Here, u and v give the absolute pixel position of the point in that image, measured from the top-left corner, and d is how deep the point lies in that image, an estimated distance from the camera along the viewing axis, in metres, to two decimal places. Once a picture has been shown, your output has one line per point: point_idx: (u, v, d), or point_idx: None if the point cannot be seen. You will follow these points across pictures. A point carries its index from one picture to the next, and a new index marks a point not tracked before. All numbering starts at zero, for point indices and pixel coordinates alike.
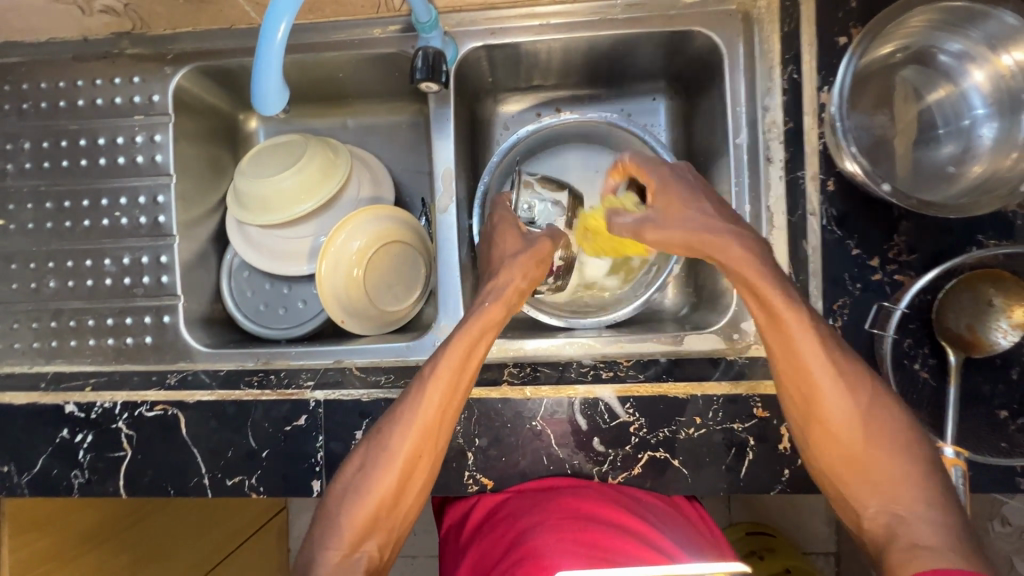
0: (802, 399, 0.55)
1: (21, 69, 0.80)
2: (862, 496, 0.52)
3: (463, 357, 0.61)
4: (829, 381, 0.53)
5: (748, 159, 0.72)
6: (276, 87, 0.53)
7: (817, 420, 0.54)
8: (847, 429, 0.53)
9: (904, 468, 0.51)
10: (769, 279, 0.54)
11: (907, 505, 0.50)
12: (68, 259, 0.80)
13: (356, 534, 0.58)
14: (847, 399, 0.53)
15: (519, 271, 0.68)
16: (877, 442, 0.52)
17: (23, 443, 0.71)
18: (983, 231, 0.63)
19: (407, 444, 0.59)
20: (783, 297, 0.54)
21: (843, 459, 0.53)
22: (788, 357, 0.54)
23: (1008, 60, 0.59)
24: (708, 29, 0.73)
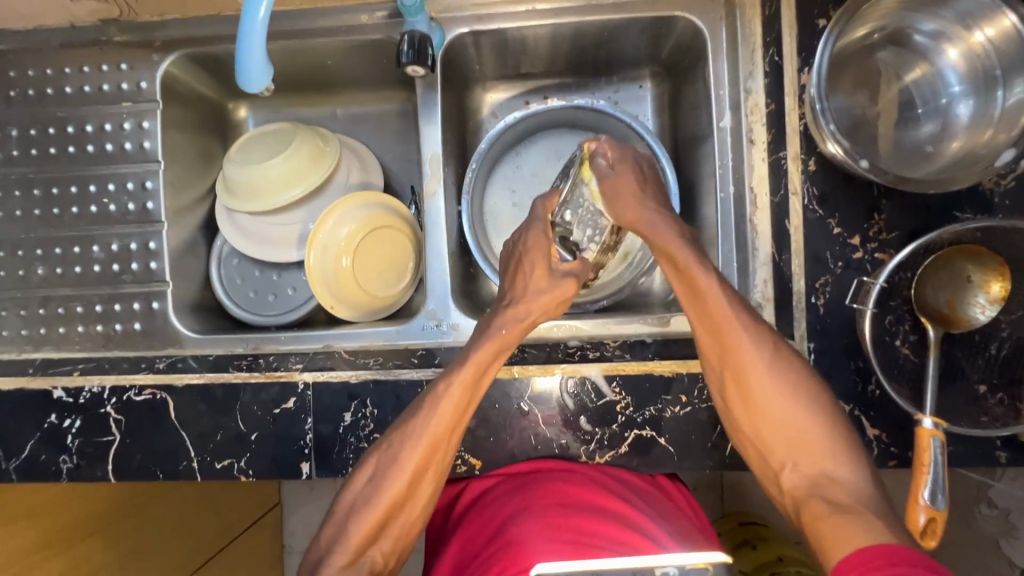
0: (726, 368, 0.59)
1: (8, 57, 0.80)
2: (783, 456, 0.57)
3: (475, 375, 0.62)
4: (750, 350, 0.58)
5: (731, 141, 0.75)
6: (261, 65, 0.54)
7: (742, 390, 0.58)
8: (769, 394, 0.57)
9: (822, 432, 0.56)
10: (691, 254, 0.60)
11: (824, 465, 0.55)
12: (56, 246, 0.81)
13: (362, 540, 0.58)
14: (763, 363, 0.57)
15: (539, 305, 0.66)
16: (788, 398, 0.57)
17: (11, 428, 0.71)
18: (961, 207, 0.64)
19: (419, 455, 0.60)
20: (699, 263, 0.59)
21: (776, 433, 0.57)
22: (706, 323, 0.59)
23: (981, 37, 0.61)
24: (691, 15, 0.74)
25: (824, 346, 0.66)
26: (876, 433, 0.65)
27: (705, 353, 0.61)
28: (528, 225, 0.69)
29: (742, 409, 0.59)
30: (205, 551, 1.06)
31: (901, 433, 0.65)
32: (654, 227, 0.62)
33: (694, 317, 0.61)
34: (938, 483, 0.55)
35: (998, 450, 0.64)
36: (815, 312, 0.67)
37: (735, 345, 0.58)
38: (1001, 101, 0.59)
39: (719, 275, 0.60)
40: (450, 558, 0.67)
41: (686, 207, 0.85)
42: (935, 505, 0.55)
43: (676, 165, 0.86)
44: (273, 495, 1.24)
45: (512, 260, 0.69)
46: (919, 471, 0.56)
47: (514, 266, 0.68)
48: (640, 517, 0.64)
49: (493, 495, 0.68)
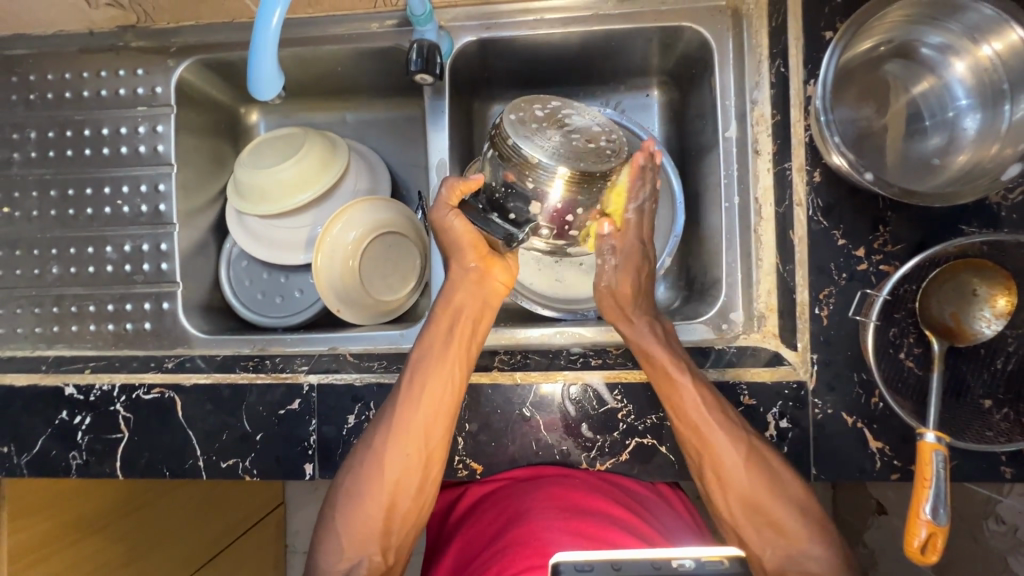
0: (704, 462, 0.62)
1: (28, 61, 0.82)
2: (760, 543, 0.60)
3: (438, 354, 0.65)
4: (723, 442, 0.61)
5: (736, 151, 0.75)
6: (273, 73, 0.55)
7: (719, 482, 0.61)
8: (740, 489, 0.60)
9: (795, 518, 0.59)
10: (665, 351, 0.65)
11: (801, 547, 0.58)
12: (71, 245, 0.82)
13: (355, 537, 0.62)
14: (741, 468, 0.60)
15: (453, 247, 0.68)
16: (765, 492, 0.60)
17: (22, 424, 0.73)
18: (967, 220, 0.64)
19: (392, 442, 0.63)
20: (676, 363, 0.64)
21: (751, 516, 0.60)
22: (687, 426, 0.62)
23: (988, 51, 0.61)
24: (698, 25, 0.75)
25: (827, 358, 0.66)
26: (879, 446, 0.65)
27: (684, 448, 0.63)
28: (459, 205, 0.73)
29: (721, 499, 0.61)
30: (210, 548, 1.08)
31: (905, 447, 0.65)
32: (638, 334, 0.67)
33: (675, 418, 0.63)
34: (940, 497, 0.55)
35: (1003, 465, 0.64)
36: (818, 323, 0.66)
37: (709, 438, 0.61)
38: (1008, 115, 0.59)
39: (694, 372, 0.64)
40: (450, 560, 0.68)
41: (691, 216, 0.85)
42: (935, 519, 0.54)
43: (682, 174, 0.87)
44: (278, 494, 1.25)
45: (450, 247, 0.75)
46: (922, 485, 0.56)
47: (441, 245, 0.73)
48: (638, 522, 0.64)
49: (492, 499, 0.69)
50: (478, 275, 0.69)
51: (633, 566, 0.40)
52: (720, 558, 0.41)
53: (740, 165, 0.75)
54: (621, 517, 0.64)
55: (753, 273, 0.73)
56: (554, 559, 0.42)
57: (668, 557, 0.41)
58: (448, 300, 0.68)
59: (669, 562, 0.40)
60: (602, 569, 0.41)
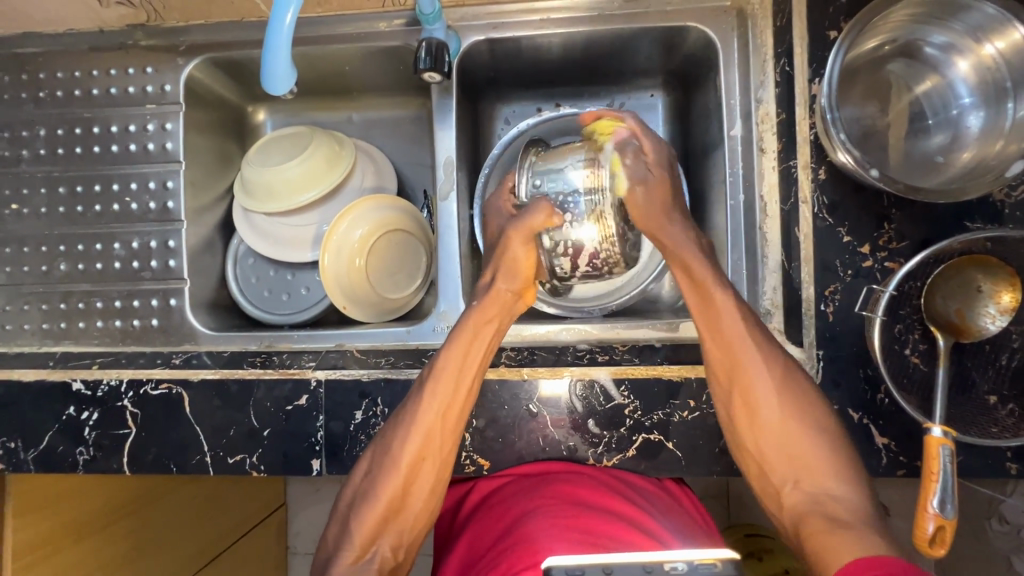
0: (732, 385, 0.61)
1: (38, 59, 0.83)
2: (783, 476, 0.59)
3: (462, 356, 0.65)
4: (756, 368, 0.60)
5: (741, 149, 0.76)
6: (285, 69, 0.56)
7: (748, 408, 0.60)
8: (769, 408, 0.59)
9: (825, 453, 0.58)
10: (707, 269, 0.64)
11: (825, 483, 0.57)
12: (79, 242, 0.83)
13: (367, 536, 0.61)
14: (770, 385, 0.60)
15: (502, 268, 0.69)
16: (800, 425, 0.59)
17: (29, 419, 0.73)
18: (971, 217, 0.64)
19: (412, 444, 0.62)
20: (716, 279, 0.63)
21: (779, 452, 0.59)
22: (718, 344, 0.61)
23: (991, 50, 0.61)
24: (704, 25, 0.76)
25: (832, 354, 0.66)
26: (885, 442, 0.65)
27: (711, 371, 0.63)
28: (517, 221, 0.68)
29: (748, 429, 0.61)
30: (212, 549, 1.08)
31: (910, 442, 0.65)
32: (673, 237, 0.66)
33: (705, 336, 0.63)
34: (947, 491, 0.55)
35: (1008, 462, 0.64)
36: (824, 320, 0.67)
37: (742, 364, 0.60)
38: (1011, 113, 0.60)
39: (744, 310, 0.62)
40: (458, 556, 0.67)
41: (696, 214, 0.85)
42: (943, 513, 0.54)
43: (686, 173, 0.87)
44: (279, 494, 1.25)
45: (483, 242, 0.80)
46: (929, 479, 0.56)
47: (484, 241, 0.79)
48: (649, 520, 0.64)
49: (501, 496, 0.69)
50: (513, 296, 0.69)
51: (624, 569, 0.41)
52: (713, 561, 0.41)
53: (745, 163, 0.75)
54: (633, 515, 0.64)
55: (758, 271, 0.74)
56: (546, 565, 0.42)
57: (661, 560, 0.41)
58: (479, 305, 0.68)
59: (661, 564, 0.41)
60: (594, 572, 0.41)
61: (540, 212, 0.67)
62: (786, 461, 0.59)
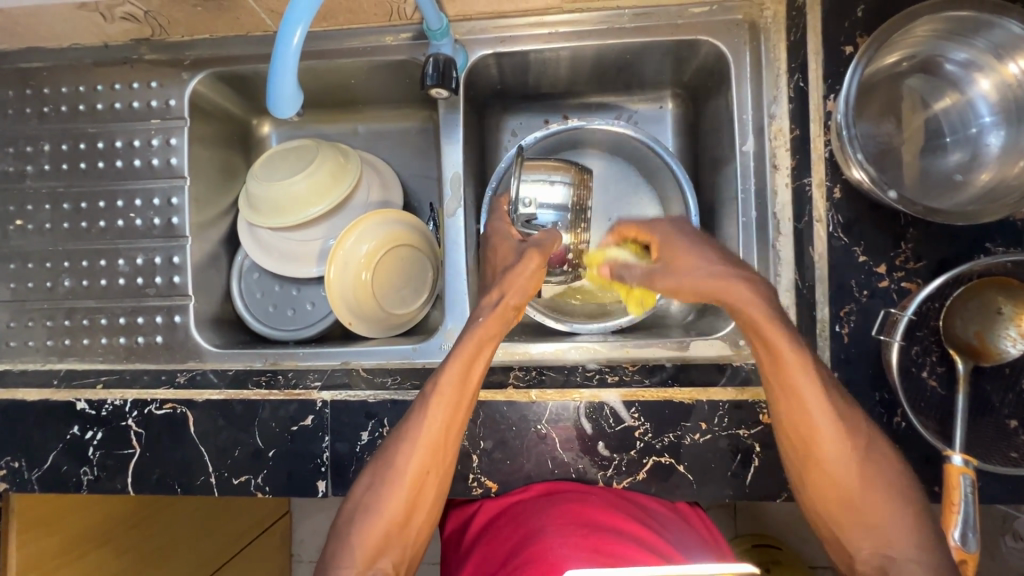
0: (805, 451, 0.54)
1: (42, 74, 0.82)
2: (856, 540, 0.52)
3: (464, 373, 0.62)
4: (830, 435, 0.53)
5: (754, 165, 0.74)
6: (291, 90, 0.55)
7: (818, 470, 0.53)
8: (843, 473, 0.52)
9: (903, 515, 0.51)
10: (772, 322, 0.54)
11: (905, 550, 0.49)
12: (83, 258, 0.82)
13: (370, 552, 0.57)
14: (845, 451, 0.53)
15: (511, 286, 0.66)
16: (869, 489, 0.52)
17: (33, 438, 0.72)
18: (991, 239, 0.63)
19: (415, 459, 0.60)
20: (789, 343, 0.53)
21: (839, 500, 0.53)
22: (789, 404, 0.54)
23: (1014, 69, 0.60)
24: (715, 39, 0.74)
25: (847, 376, 0.65)
26: (902, 466, 0.64)
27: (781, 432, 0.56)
28: (489, 224, 0.73)
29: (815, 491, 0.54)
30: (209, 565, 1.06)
31: (928, 467, 0.63)
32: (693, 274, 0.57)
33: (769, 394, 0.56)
34: (969, 522, 0.53)
35: None
36: (839, 341, 0.65)
37: (815, 437, 0.53)
38: None
39: (820, 376, 0.54)
40: None
41: (706, 228, 0.84)
42: (965, 546, 0.53)
43: (696, 186, 0.86)
44: (282, 504, 1.25)
45: (484, 263, 0.72)
46: (949, 509, 0.54)
47: (486, 259, 0.71)
48: (652, 537, 0.63)
49: (504, 519, 0.68)
50: (518, 309, 0.67)
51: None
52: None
53: (758, 180, 0.74)
54: (637, 534, 0.63)
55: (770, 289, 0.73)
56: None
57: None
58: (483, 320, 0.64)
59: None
60: None
61: (553, 238, 0.71)
62: (870, 538, 0.51)
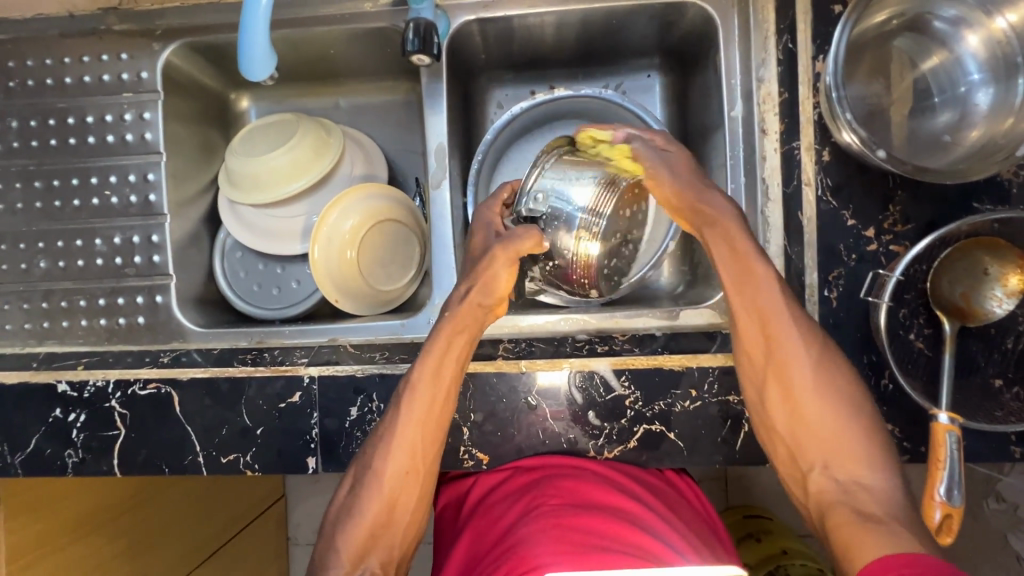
0: (766, 364, 0.59)
1: (6, 47, 0.79)
2: (812, 460, 0.56)
3: (433, 369, 0.62)
4: (795, 351, 0.57)
5: (743, 131, 0.72)
6: (264, 51, 0.54)
7: (783, 390, 0.58)
8: (804, 392, 0.57)
9: (861, 439, 0.55)
10: (746, 245, 0.60)
11: (857, 472, 0.54)
12: (58, 239, 0.80)
13: (353, 553, 0.59)
14: (807, 367, 0.57)
15: (479, 281, 0.64)
16: (837, 416, 0.56)
17: (15, 422, 0.71)
18: (979, 198, 0.63)
19: (391, 464, 0.61)
20: (754, 254, 0.59)
21: (801, 424, 0.57)
22: (750, 315, 0.59)
23: (1003, 23, 0.60)
24: (703, 1, 0.73)
25: (836, 340, 0.65)
26: (889, 428, 0.64)
27: (744, 350, 0.60)
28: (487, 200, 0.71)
29: (781, 410, 0.58)
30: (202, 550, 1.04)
31: (914, 428, 0.64)
32: (717, 208, 0.61)
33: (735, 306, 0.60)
34: (955, 478, 0.54)
35: (1012, 445, 0.63)
36: (828, 306, 0.65)
37: (785, 378, 0.58)
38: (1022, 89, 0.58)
39: (793, 313, 0.59)
40: (460, 554, 0.66)
41: None
42: (951, 501, 0.54)
43: None
44: (278, 487, 1.24)
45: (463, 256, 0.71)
46: (936, 466, 0.55)
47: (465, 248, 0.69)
48: (652, 518, 0.63)
49: (499, 494, 0.68)
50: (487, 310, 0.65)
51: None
52: None
53: (746, 146, 0.72)
54: (637, 515, 0.63)
55: None
56: None
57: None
58: (450, 315, 0.64)
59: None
60: None
61: (529, 237, 0.63)
62: (825, 454, 0.56)
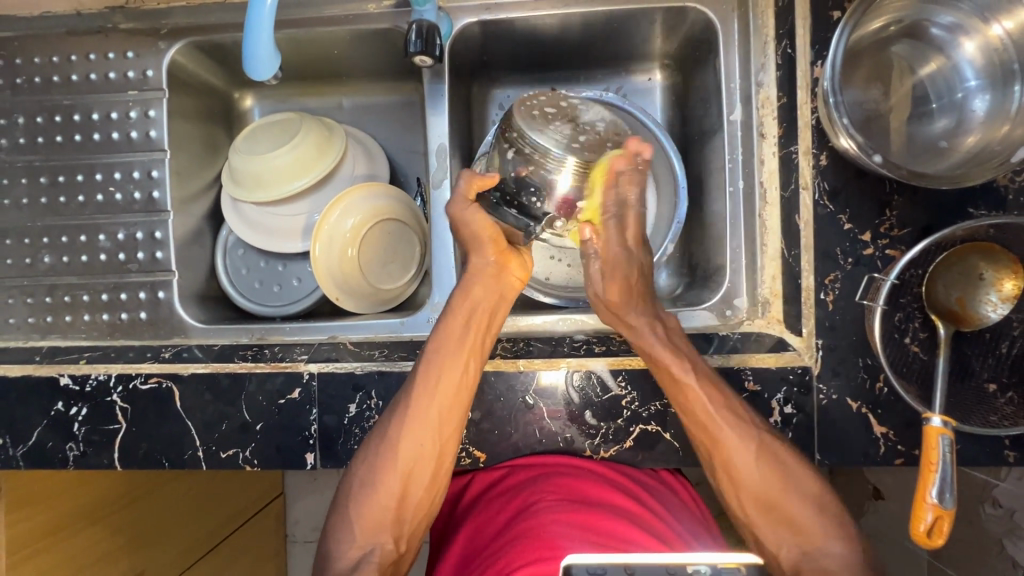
0: (713, 459, 0.61)
1: (14, 44, 0.80)
2: (776, 539, 0.59)
3: (455, 338, 0.64)
4: (734, 439, 0.60)
5: (742, 134, 0.74)
6: (268, 50, 0.55)
7: (729, 479, 0.61)
8: (752, 480, 0.60)
9: (811, 514, 0.58)
10: (669, 353, 0.62)
11: (817, 542, 0.58)
12: (63, 234, 0.81)
13: (367, 529, 0.61)
14: (748, 457, 0.60)
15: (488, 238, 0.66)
16: (795, 496, 0.59)
17: (17, 415, 0.72)
18: (975, 203, 0.63)
19: (405, 449, 0.62)
20: (682, 363, 0.62)
21: (756, 506, 0.60)
22: (692, 418, 0.62)
23: (999, 30, 0.60)
24: (703, 6, 0.73)
25: (832, 343, 0.66)
26: (883, 431, 0.65)
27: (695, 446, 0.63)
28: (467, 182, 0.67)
29: (731, 491, 0.61)
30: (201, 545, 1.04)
31: (909, 431, 0.64)
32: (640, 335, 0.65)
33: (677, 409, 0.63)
34: (947, 482, 0.55)
35: (1006, 450, 0.63)
36: (824, 308, 0.66)
37: (731, 470, 0.60)
38: (1018, 95, 0.59)
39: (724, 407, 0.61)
40: (456, 550, 0.67)
41: (694, 201, 0.84)
42: (943, 503, 0.54)
43: (683, 159, 0.85)
44: (277, 484, 1.25)
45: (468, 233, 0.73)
46: (929, 469, 0.56)
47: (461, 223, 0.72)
48: (649, 516, 0.64)
49: (496, 491, 0.68)
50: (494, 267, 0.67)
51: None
52: (736, 566, 0.46)
53: (745, 149, 0.73)
54: (635, 512, 0.63)
55: (757, 259, 0.73)
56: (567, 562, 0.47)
57: (684, 563, 0.46)
58: (467, 284, 0.67)
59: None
60: (614, 572, 0.45)
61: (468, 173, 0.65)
62: (788, 530, 0.59)
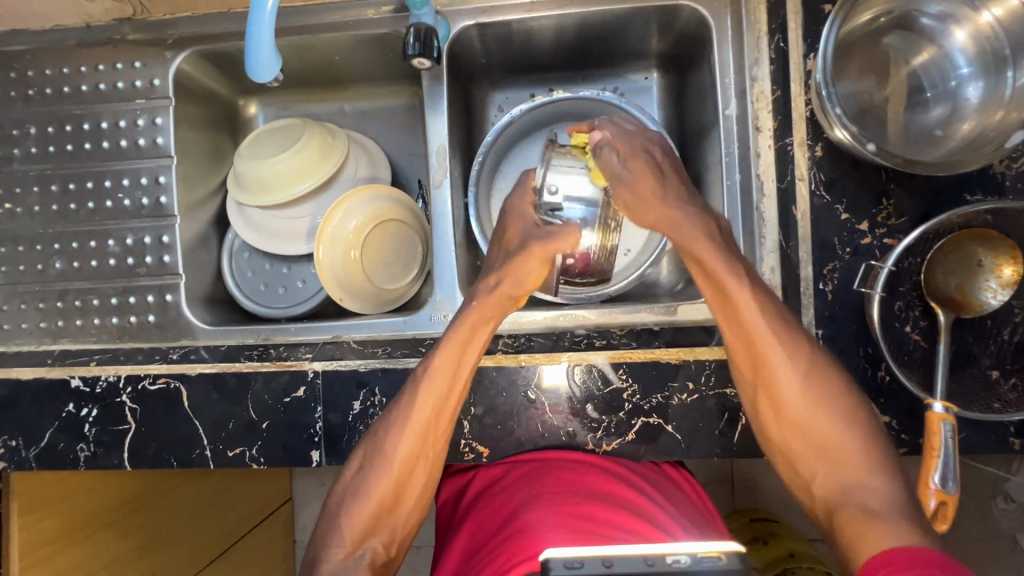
0: (760, 383, 0.60)
1: (25, 57, 0.82)
2: (816, 469, 0.58)
3: (459, 356, 0.63)
4: (787, 363, 0.59)
5: (737, 127, 0.74)
6: (269, 56, 0.57)
7: (776, 408, 0.60)
8: (800, 412, 0.59)
9: (854, 450, 0.57)
10: (722, 257, 0.60)
11: (858, 479, 0.56)
12: (73, 240, 0.83)
13: (359, 533, 0.61)
14: (798, 381, 0.59)
15: (509, 275, 0.66)
16: (848, 442, 0.57)
17: (30, 417, 0.73)
18: (971, 189, 0.64)
19: (404, 446, 0.62)
20: (735, 278, 0.60)
21: (807, 447, 0.59)
22: (739, 335, 0.60)
23: (989, 17, 0.61)
24: (696, 3, 0.74)
25: (833, 333, 0.66)
26: (887, 420, 0.64)
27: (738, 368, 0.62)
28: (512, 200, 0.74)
29: (775, 420, 0.60)
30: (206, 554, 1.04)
31: (912, 420, 0.64)
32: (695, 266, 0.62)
33: (728, 333, 0.61)
34: (949, 467, 0.55)
35: (1011, 437, 0.63)
36: (823, 299, 0.66)
37: (768, 356, 0.59)
38: (1010, 81, 0.59)
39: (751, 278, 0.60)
40: (459, 546, 0.67)
41: None
42: (944, 488, 0.54)
43: (682, 157, 0.86)
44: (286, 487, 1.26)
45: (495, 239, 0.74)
46: (930, 455, 0.56)
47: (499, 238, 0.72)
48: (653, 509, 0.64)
49: (499, 487, 0.69)
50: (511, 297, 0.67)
51: (626, 563, 0.39)
52: (718, 555, 0.40)
53: (740, 143, 0.73)
54: (636, 502, 0.63)
55: (756, 253, 0.73)
56: (545, 556, 0.40)
57: (663, 552, 0.40)
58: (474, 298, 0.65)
59: (664, 558, 0.40)
60: (593, 565, 0.39)
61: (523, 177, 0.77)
62: (830, 468, 0.58)
